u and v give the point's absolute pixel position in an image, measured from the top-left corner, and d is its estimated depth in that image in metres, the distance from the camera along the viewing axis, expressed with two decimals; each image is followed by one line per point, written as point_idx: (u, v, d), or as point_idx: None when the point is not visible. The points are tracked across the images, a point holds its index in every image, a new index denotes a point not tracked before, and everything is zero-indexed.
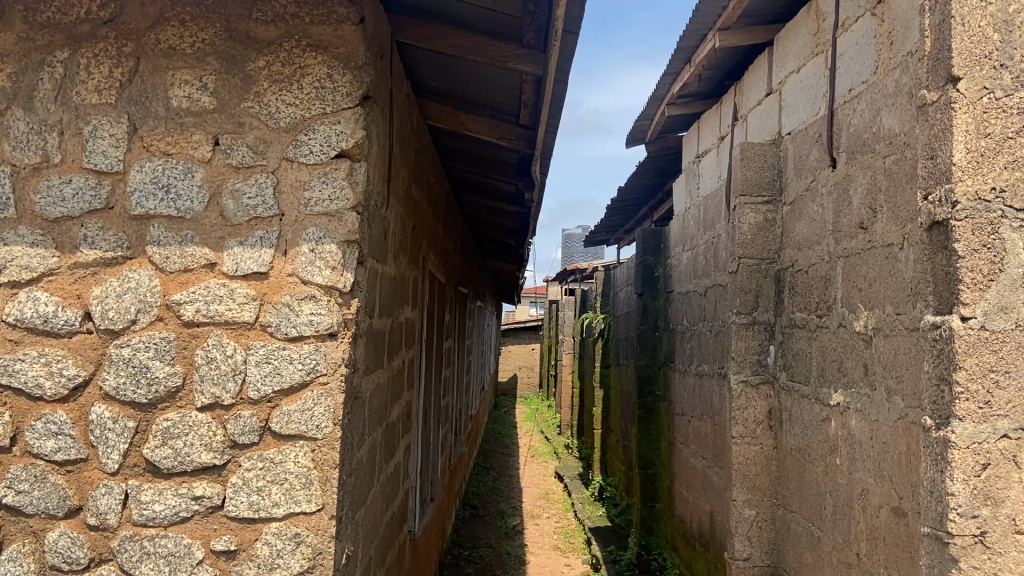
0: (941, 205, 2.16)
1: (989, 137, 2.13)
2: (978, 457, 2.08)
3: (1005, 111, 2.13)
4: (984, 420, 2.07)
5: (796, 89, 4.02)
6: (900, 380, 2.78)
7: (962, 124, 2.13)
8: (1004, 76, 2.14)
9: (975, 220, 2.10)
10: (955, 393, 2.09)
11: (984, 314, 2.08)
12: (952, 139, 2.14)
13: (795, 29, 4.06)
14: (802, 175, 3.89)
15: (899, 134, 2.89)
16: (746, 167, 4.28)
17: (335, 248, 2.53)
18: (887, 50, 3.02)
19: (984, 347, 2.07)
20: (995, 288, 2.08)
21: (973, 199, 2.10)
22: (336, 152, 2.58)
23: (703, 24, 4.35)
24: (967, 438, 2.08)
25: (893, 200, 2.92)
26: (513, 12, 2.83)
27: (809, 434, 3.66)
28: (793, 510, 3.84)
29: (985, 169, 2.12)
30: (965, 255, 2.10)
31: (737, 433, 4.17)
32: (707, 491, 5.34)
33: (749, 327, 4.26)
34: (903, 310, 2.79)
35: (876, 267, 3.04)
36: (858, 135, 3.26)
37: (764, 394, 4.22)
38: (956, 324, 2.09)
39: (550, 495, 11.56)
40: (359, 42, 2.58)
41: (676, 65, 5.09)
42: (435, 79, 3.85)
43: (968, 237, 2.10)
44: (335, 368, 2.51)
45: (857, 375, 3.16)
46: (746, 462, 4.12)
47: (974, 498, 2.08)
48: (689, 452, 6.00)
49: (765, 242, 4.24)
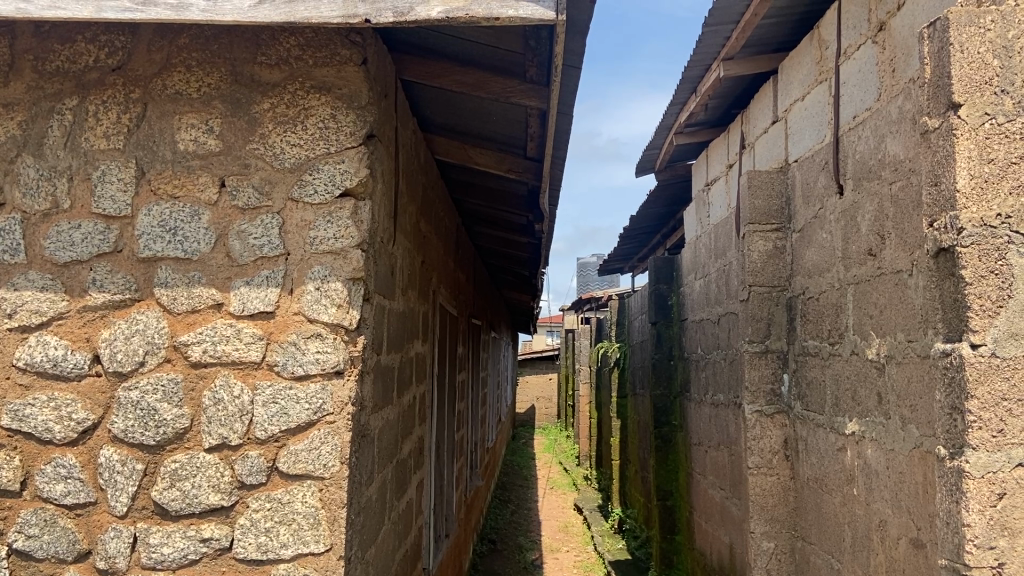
0: (947, 232, 2.14)
1: (992, 164, 2.11)
2: (993, 487, 2.04)
3: (1007, 137, 2.12)
4: (997, 449, 2.03)
5: (801, 116, 4.03)
6: (914, 409, 2.73)
7: (964, 151, 2.12)
8: (1005, 102, 2.13)
9: (981, 246, 2.08)
10: (968, 422, 2.05)
11: (994, 342, 2.05)
12: (954, 166, 2.13)
13: (799, 57, 4.07)
14: (810, 203, 3.88)
15: (903, 160, 2.88)
16: (753, 195, 4.27)
17: (340, 286, 2.55)
18: (890, 76, 3.02)
19: (995, 375, 2.04)
20: (1004, 314, 2.06)
21: (978, 225, 2.09)
22: (340, 191, 2.60)
23: (707, 54, 4.37)
24: (981, 468, 2.03)
25: (900, 226, 2.91)
26: (515, 49, 2.86)
27: (825, 464, 3.60)
28: (812, 543, 3.76)
29: (990, 195, 2.10)
30: (972, 282, 2.08)
31: (752, 464, 4.10)
32: (726, 523, 5.24)
33: (761, 356, 4.22)
34: (915, 337, 2.75)
35: (886, 294, 3.01)
36: (864, 162, 3.25)
37: (779, 424, 4.16)
38: (965, 352, 2.07)
39: (571, 528, 11.41)
40: (361, 82, 2.62)
41: (682, 96, 5.12)
42: (441, 115, 3.89)
43: (974, 263, 2.08)
44: (341, 407, 2.50)
45: (871, 404, 3.11)
46: (764, 493, 4.05)
47: (991, 529, 2.03)
48: (707, 482, 5.91)
49: (776, 270, 4.22)
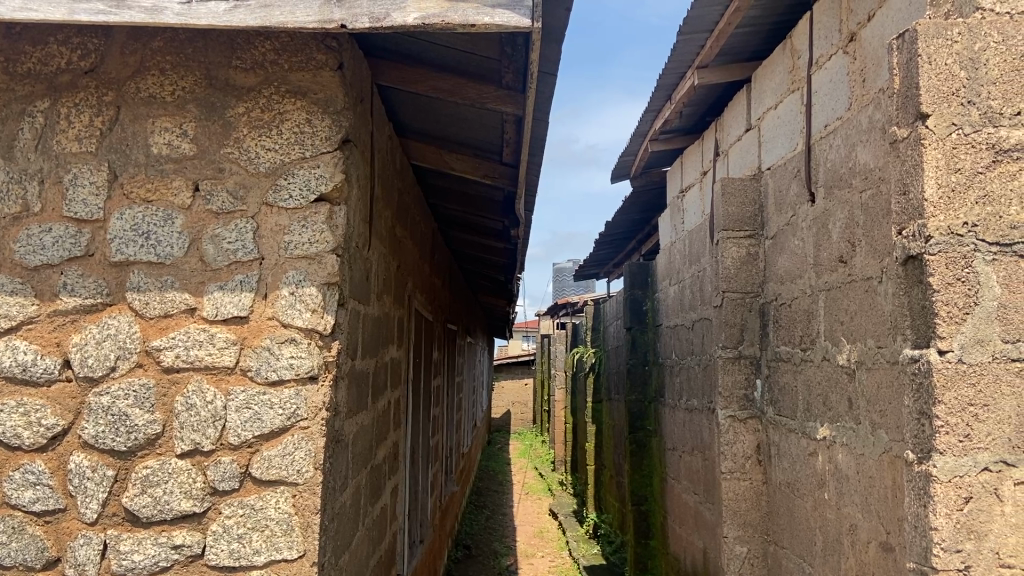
0: (915, 239, 2.18)
1: (959, 173, 2.16)
2: (960, 491, 2.08)
3: (974, 147, 2.17)
4: (964, 453, 2.07)
5: (773, 125, 4.08)
6: (883, 414, 2.77)
7: (932, 160, 2.16)
8: (971, 113, 2.17)
9: (948, 254, 2.12)
10: (936, 427, 2.09)
11: (961, 348, 2.09)
12: (922, 175, 2.17)
13: (772, 66, 4.12)
14: (783, 210, 3.93)
15: (873, 169, 2.93)
16: (727, 202, 4.31)
17: (315, 291, 2.53)
18: (860, 86, 3.07)
19: (962, 381, 2.09)
20: (970, 321, 2.10)
21: (945, 233, 2.13)
22: (316, 196, 2.59)
23: (682, 62, 4.41)
24: (948, 472, 2.07)
25: (870, 234, 2.96)
26: (491, 56, 2.87)
27: (797, 469, 3.64)
28: (784, 547, 3.80)
29: (957, 204, 2.15)
30: (940, 289, 2.12)
31: (726, 469, 4.14)
32: (700, 527, 5.27)
33: (734, 361, 4.26)
34: (884, 343, 2.79)
35: (856, 300, 3.05)
36: (835, 170, 3.30)
37: (752, 429, 4.19)
38: (933, 358, 2.10)
39: (545, 533, 11.41)
40: (337, 87, 2.61)
41: (656, 103, 5.16)
42: (418, 120, 3.89)
43: (942, 271, 2.12)
44: (316, 412, 2.49)
45: (842, 409, 3.15)
46: (736, 498, 4.09)
47: (958, 532, 2.07)
48: (681, 487, 5.94)
49: (749, 275, 4.26)
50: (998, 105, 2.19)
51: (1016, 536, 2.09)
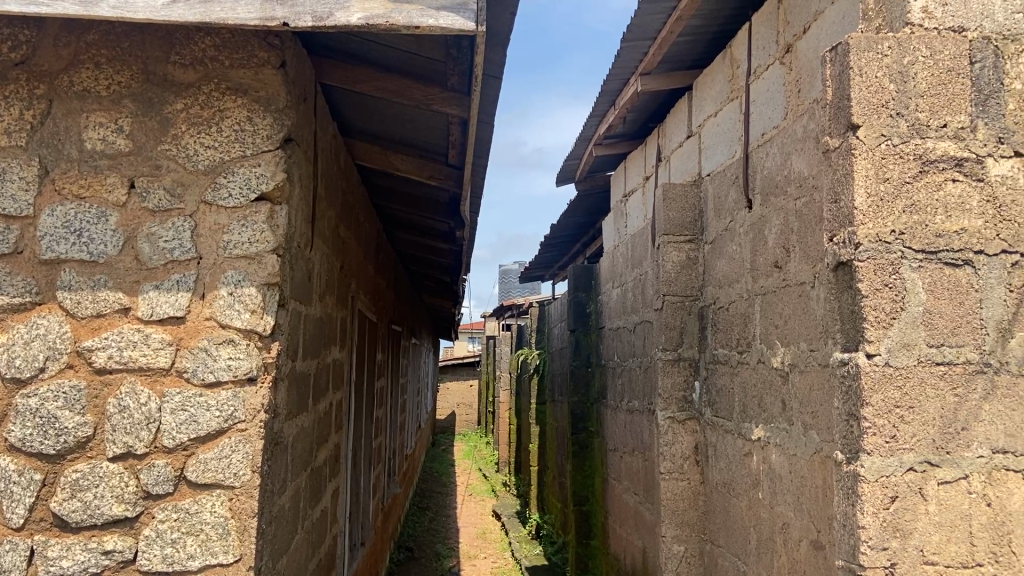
0: (845, 246, 2.27)
1: (887, 182, 2.25)
2: (886, 491, 2.17)
3: (902, 158, 2.26)
4: (891, 454, 2.16)
5: (713, 132, 4.18)
6: (815, 415, 2.87)
7: (862, 170, 2.25)
8: (899, 125, 2.26)
9: (876, 261, 2.22)
10: (863, 428, 2.17)
11: (887, 352, 2.18)
12: (853, 185, 2.26)
13: (712, 75, 4.22)
14: (721, 216, 4.03)
15: (807, 177, 3.03)
16: (668, 207, 4.39)
17: (254, 291, 2.50)
18: (795, 96, 3.17)
19: (888, 384, 2.18)
20: (896, 326, 2.20)
21: (874, 241, 2.22)
22: (256, 195, 2.56)
23: (626, 68, 4.48)
24: (876, 472, 2.16)
25: (804, 240, 3.05)
26: (437, 57, 2.88)
27: (733, 469, 3.73)
28: (720, 545, 3.89)
29: (885, 213, 2.24)
30: (868, 295, 2.21)
31: (664, 469, 4.21)
32: (639, 527, 5.36)
33: (674, 363, 4.35)
34: (815, 346, 2.89)
35: (790, 305, 3.15)
36: (771, 178, 3.40)
37: (690, 430, 4.28)
38: (862, 361, 2.19)
39: (488, 535, 11.43)
40: (279, 86, 2.59)
41: (601, 108, 5.23)
42: (363, 120, 3.86)
43: (870, 277, 2.21)
44: (254, 414, 2.46)
45: (775, 410, 3.25)
46: (675, 498, 4.17)
47: (884, 531, 2.16)
48: (622, 487, 6.02)
49: (688, 279, 4.35)
50: (924, 118, 2.27)
51: (939, 534, 2.18)
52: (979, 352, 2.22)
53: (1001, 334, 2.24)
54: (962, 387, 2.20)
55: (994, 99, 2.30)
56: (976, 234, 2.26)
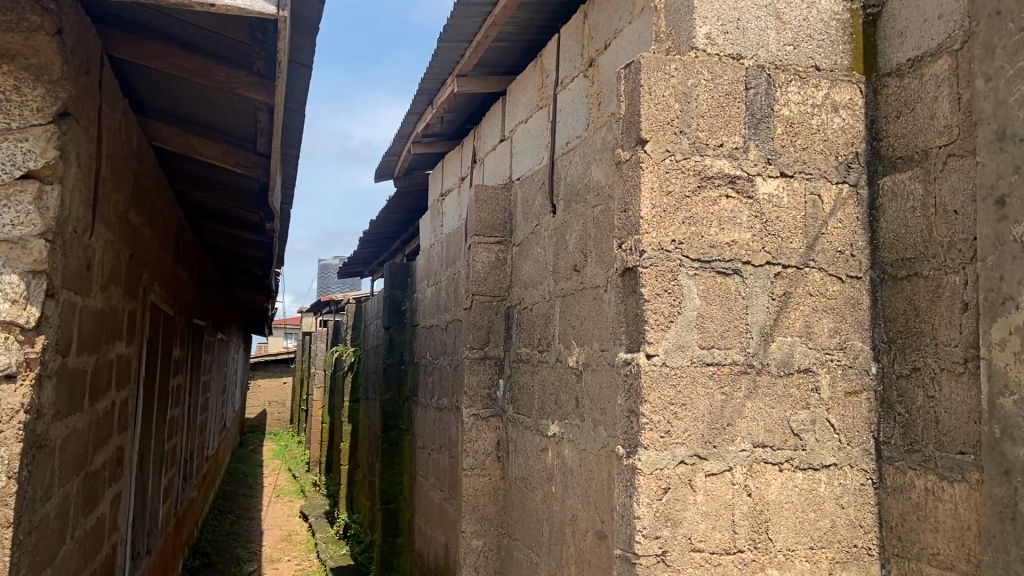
0: (631, 253, 2.41)
1: (670, 195, 2.42)
2: (659, 482, 2.32)
3: (683, 172, 2.43)
4: (664, 448, 2.32)
5: (524, 137, 4.31)
6: (603, 412, 3.03)
7: (648, 182, 2.40)
8: (682, 142, 2.44)
9: (658, 267, 2.38)
10: (641, 424, 2.33)
11: (665, 352, 2.36)
12: (639, 195, 2.41)
13: (524, 82, 4.35)
14: (529, 219, 4.16)
15: (604, 186, 3.19)
16: (479, 208, 4.47)
17: (16, 279, 2.27)
18: (596, 109, 3.34)
19: (664, 382, 2.35)
20: (673, 329, 2.37)
21: (656, 249, 2.39)
22: (21, 173, 2.31)
23: (443, 69, 4.51)
24: (650, 465, 2.31)
25: (600, 246, 3.22)
26: (239, 38, 2.75)
27: (530, 464, 3.86)
28: (516, 538, 4.01)
29: (667, 223, 2.41)
30: (650, 299, 2.37)
31: (466, 466, 4.28)
32: (443, 523, 5.41)
33: (480, 362, 4.44)
34: (606, 346, 3.06)
35: (586, 307, 3.31)
36: (573, 185, 3.55)
37: (493, 427, 4.38)
38: (642, 361, 2.35)
39: (294, 536, 11.07)
40: (54, 54, 2.34)
41: (419, 106, 5.23)
42: (160, 98, 3.61)
43: (652, 282, 2.38)
44: (11, 415, 2.22)
45: (569, 407, 3.40)
46: (475, 494, 4.25)
47: (656, 520, 2.30)
48: (428, 485, 6.05)
49: (496, 280, 4.45)
50: (704, 137, 2.46)
51: (706, 523, 2.34)
52: (744, 354, 2.42)
53: (763, 339, 2.44)
54: (729, 386, 2.39)
55: (764, 123, 2.51)
56: (744, 246, 2.46)
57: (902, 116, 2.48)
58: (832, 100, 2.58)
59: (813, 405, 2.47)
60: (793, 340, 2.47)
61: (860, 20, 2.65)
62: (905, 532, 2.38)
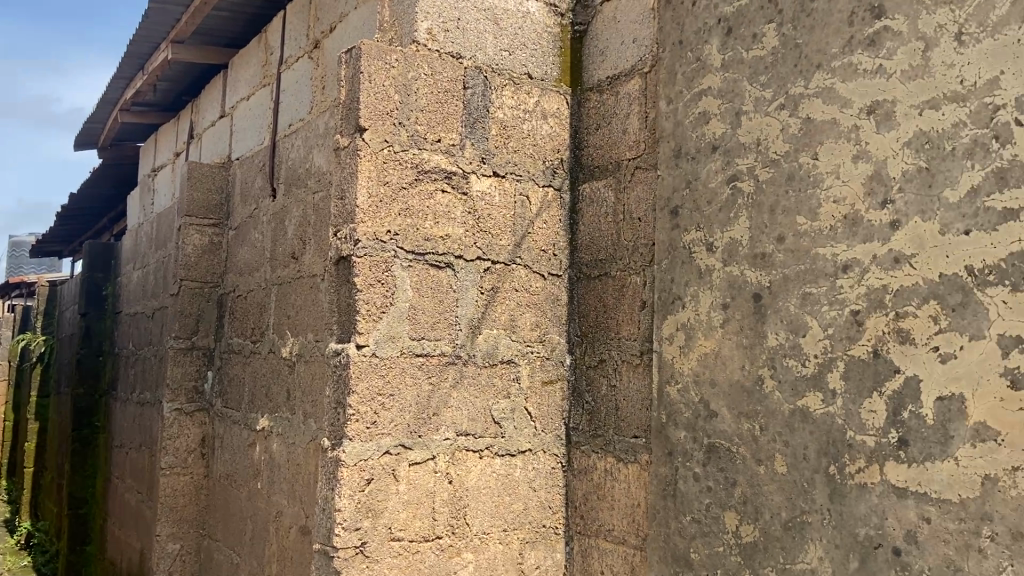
0: (345, 242, 2.37)
1: (387, 185, 2.41)
2: (362, 474, 2.30)
3: (401, 164, 2.43)
4: (370, 438, 2.31)
5: (245, 116, 4.07)
6: (314, 404, 2.96)
7: (365, 171, 2.37)
8: (400, 133, 2.44)
9: (372, 258, 2.36)
10: (347, 415, 2.29)
11: (375, 343, 2.35)
12: (356, 184, 2.37)
13: (247, 58, 4.11)
14: (247, 202, 3.93)
15: (325, 173, 3.11)
16: (192, 188, 4.14)
17: None
18: (320, 93, 3.25)
19: (373, 372, 2.33)
20: (384, 319, 2.37)
21: (371, 239, 2.36)
22: None
23: (155, 32, 4.12)
24: (355, 456, 2.28)
25: (318, 234, 3.13)
26: None
27: (236, 460, 3.66)
28: (218, 539, 3.78)
29: (383, 213, 2.39)
30: (363, 289, 2.34)
31: (165, 464, 3.94)
32: (139, 528, 4.95)
33: (186, 353, 4.10)
34: (320, 337, 2.98)
35: (302, 296, 3.21)
36: (294, 170, 3.42)
37: (198, 422, 4.08)
38: (352, 351, 2.32)
39: None
40: None
41: (128, 71, 4.73)
42: None
43: (365, 272, 2.35)
44: None
45: (280, 400, 3.28)
46: (174, 494, 3.93)
47: (357, 512, 2.28)
48: (124, 486, 5.50)
49: (209, 265, 4.16)
50: (422, 130, 2.48)
51: (406, 512, 2.37)
52: (452, 345, 2.49)
53: (470, 331, 2.53)
54: (436, 377, 2.45)
55: (479, 124, 2.60)
56: (457, 240, 2.52)
57: (600, 128, 2.72)
58: (542, 108, 2.74)
59: (514, 395, 2.60)
60: (497, 332, 2.58)
61: (569, 36, 2.85)
62: (586, 510, 2.60)
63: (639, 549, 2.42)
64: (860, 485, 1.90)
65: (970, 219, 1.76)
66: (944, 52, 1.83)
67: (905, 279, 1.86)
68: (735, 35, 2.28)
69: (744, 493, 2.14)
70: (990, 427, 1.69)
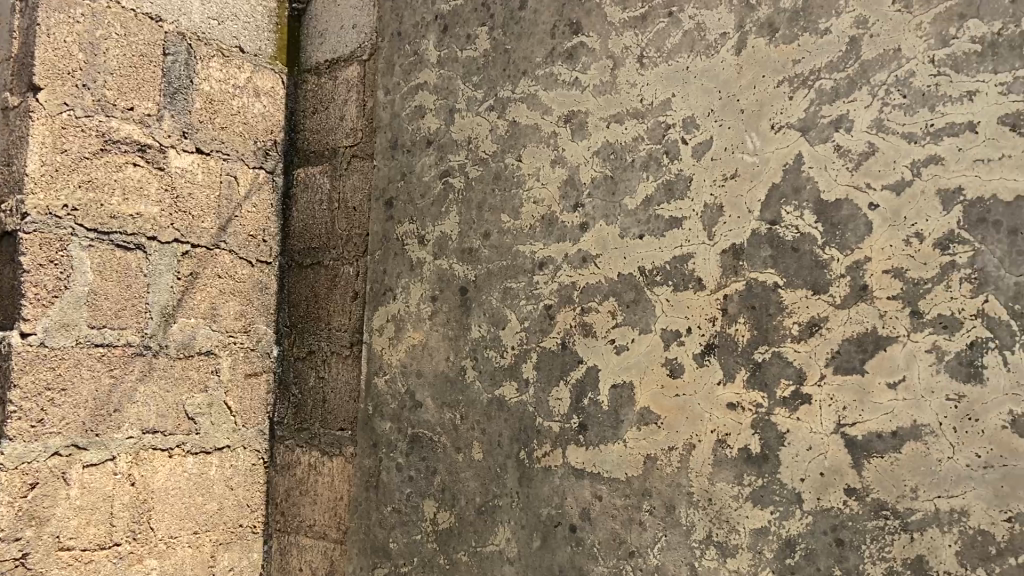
0: (11, 215, 2.03)
1: (65, 154, 2.09)
2: (25, 477, 2.00)
3: (83, 132, 2.13)
4: (34, 439, 2.02)
5: None
6: None
7: (38, 135, 2.04)
8: (85, 97, 2.13)
9: (42, 234, 2.05)
10: (7, 412, 1.98)
11: (44, 331, 2.05)
12: (25, 149, 2.03)
13: None
14: None
15: None
16: None
17: None
18: None
19: (41, 364, 2.03)
20: (57, 305, 2.07)
21: (43, 213, 2.05)
22: None
23: None
24: (15, 458, 1.98)
25: None
26: None
27: None
28: None
29: (60, 185, 2.08)
30: (30, 270, 2.03)
31: None
32: None
33: None
34: None
35: None
36: None
37: None
38: (15, 341, 2.00)
39: None
40: None
41: None
42: None
43: (34, 251, 2.03)
44: None
45: None
46: None
47: (17, 519, 1.99)
48: None
49: None
50: (112, 96, 2.19)
51: (78, 519, 2.11)
52: (139, 335, 2.25)
53: (163, 319, 2.30)
54: (120, 369, 2.20)
55: (180, 95, 2.36)
56: (151, 220, 2.28)
57: (317, 112, 2.65)
58: (255, 85, 2.57)
59: (212, 388, 2.43)
60: (196, 322, 2.38)
61: (286, 13, 2.72)
62: (288, 506, 2.54)
63: (338, 542, 2.42)
64: (545, 468, 2.03)
65: (643, 224, 1.95)
66: (628, 72, 2.01)
67: (590, 278, 2.01)
68: (450, 33, 2.33)
69: (443, 480, 2.21)
70: (652, 411, 1.89)
